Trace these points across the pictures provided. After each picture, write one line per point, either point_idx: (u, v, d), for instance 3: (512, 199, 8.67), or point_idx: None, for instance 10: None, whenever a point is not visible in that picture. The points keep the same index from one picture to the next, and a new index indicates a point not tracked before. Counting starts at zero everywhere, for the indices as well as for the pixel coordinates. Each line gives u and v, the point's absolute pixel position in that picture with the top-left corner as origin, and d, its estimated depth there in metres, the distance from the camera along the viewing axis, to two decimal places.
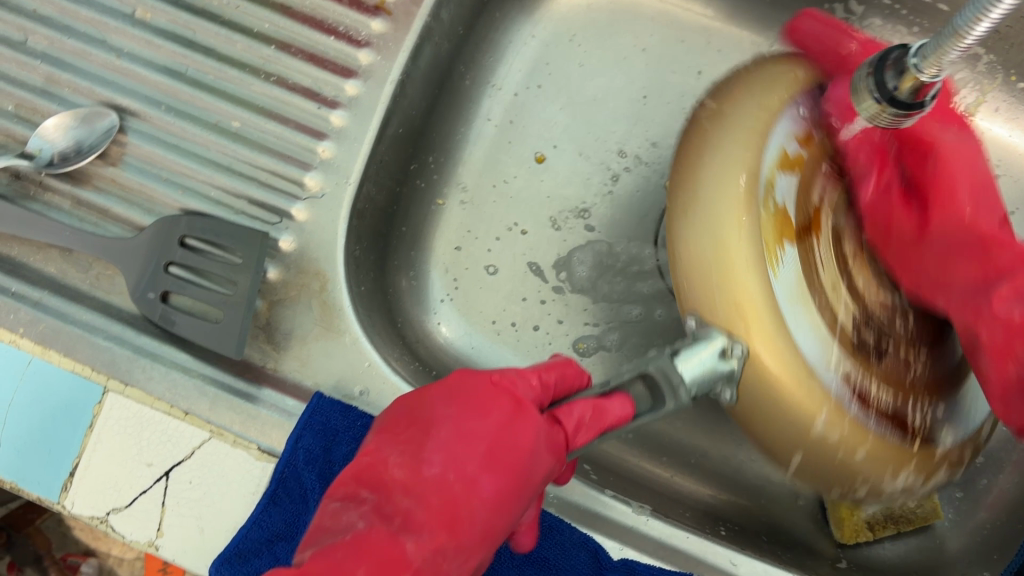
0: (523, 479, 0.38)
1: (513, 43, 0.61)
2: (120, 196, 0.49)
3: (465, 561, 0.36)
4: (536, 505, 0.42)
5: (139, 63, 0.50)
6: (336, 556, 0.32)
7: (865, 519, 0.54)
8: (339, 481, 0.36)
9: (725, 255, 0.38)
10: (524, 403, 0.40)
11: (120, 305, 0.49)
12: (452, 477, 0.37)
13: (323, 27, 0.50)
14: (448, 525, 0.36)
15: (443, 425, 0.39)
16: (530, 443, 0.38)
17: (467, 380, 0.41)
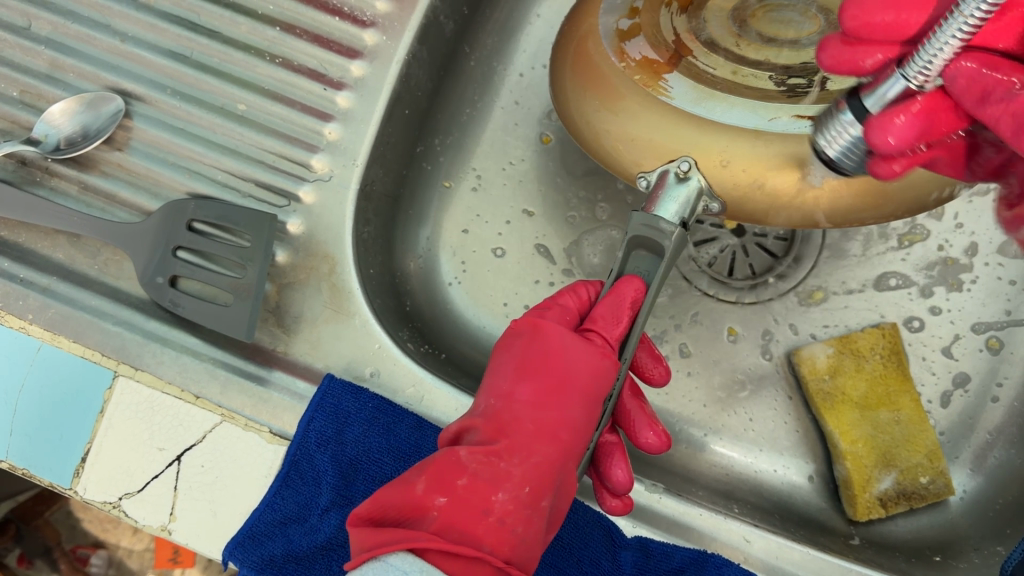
0: (561, 379, 0.38)
1: (518, 22, 0.60)
2: (127, 181, 0.49)
3: (525, 459, 0.37)
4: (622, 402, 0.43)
5: (143, 47, 0.49)
6: (402, 478, 0.36)
7: (878, 495, 0.55)
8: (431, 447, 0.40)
9: (638, 131, 0.41)
10: (541, 321, 0.40)
11: (128, 290, 0.49)
12: (496, 402, 0.39)
13: (328, 8, 0.50)
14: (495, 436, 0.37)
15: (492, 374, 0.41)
16: (559, 345, 0.39)
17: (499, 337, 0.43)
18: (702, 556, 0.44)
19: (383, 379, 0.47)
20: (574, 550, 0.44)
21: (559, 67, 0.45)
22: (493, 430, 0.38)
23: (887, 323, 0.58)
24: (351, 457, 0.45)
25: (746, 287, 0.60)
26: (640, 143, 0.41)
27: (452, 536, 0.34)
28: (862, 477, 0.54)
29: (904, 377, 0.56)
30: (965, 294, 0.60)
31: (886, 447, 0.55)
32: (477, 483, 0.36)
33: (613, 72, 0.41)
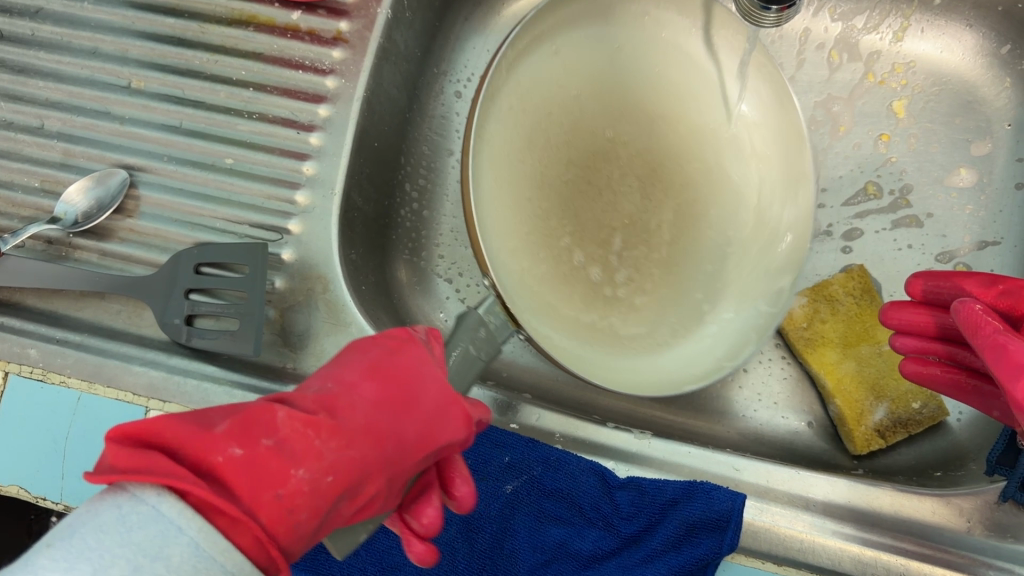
0: (383, 457, 0.38)
1: (469, 57, 0.66)
2: (139, 242, 0.55)
3: (269, 502, 0.33)
4: (359, 487, 0.37)
5: (140, 124, 0.56)
6: (225, 451, 0.33)
7: (875, 427, 0.57)
8: (272, 417, 0.36)
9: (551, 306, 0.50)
10: (418, 400, 0.41)
11: (151, 335, 0.55)
12: (301, 467, 0.35)
13: (292, 64, 0.56)
14: (271, 482, 0.34)
15: (368, 348, 0.43)
16: (433, 433, 0.40)
17: (404, 372, 0.41)
18: (692, 486, 0.47)
19: None
20: (575, 498, 0.48)
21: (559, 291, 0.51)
22: (322, 406, 0.38)
23: (855, 265, 0.61)
24: None
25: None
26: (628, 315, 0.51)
27: (285, 506, 0.34)
28: (854, 412, 0.57)
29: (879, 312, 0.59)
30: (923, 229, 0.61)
31: (873, 379, 0.58)
32: (293, 460, 0.35)
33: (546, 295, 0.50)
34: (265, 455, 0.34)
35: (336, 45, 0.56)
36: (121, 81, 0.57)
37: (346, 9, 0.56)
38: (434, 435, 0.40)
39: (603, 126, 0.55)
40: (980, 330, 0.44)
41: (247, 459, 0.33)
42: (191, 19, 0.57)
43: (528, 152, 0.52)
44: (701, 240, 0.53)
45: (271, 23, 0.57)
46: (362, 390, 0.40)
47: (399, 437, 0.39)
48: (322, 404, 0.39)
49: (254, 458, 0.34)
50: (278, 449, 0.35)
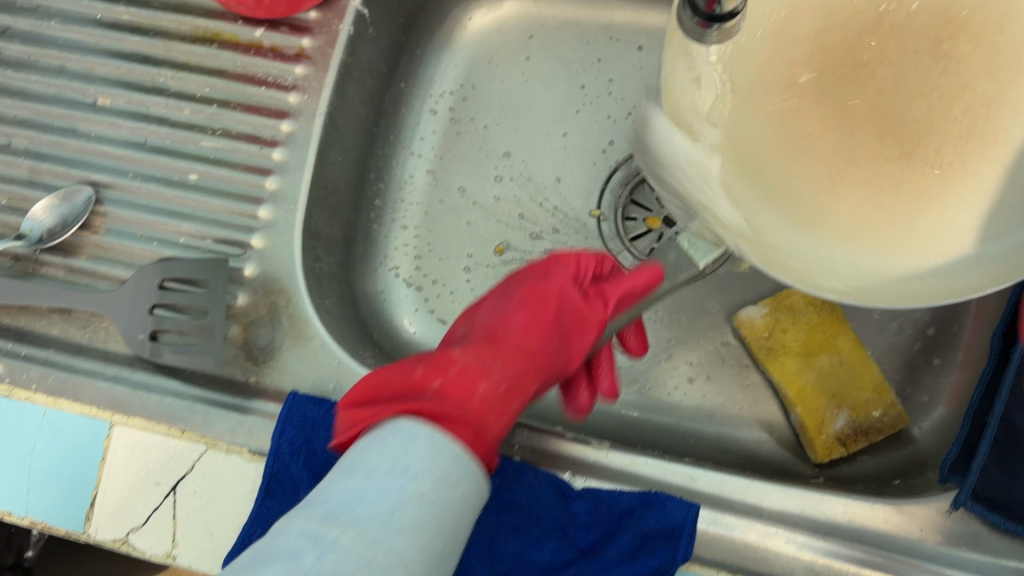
0: (533, 351, 0.47)
1: (436, 72, 0.67)
2: (105, 257, 0.56)
3: (459, 410, 0.41)
4: (505, 368, 0.45)
5: (106, 141, 0.57)
6: (407, 369, 0.42)
7: (836, 435, 0.57)
8: (435, 356, 0.44)
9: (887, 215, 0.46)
10: (551, 293, 0.51)
11: (116, 350, 0.55)
12: (472, 371, 0.43)
13: (254, 80, 0.57)
14: (464, 393, 0.42)
15: (502, 292, 0.52)
16: (562, 301, 0.51)
17: (541, 301, 0.50)
18: (647, 494, 0.47)
19: (346, 390, 0.53)
20: (532, 510, 0.48)
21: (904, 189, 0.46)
22: (486, 338, 0.48)
23: None
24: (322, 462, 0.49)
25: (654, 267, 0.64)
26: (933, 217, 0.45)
27: (487, 401, 0.42)
28: (815, 420, 0.58)
29: (839, 321, 0.60)
30: None
31: (834, 388, 0.58)
32: (486, 373, 0.44)
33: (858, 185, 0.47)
34: (459, 372, 0.43)
35: (298, 61, 0.57)
36: (88, 98, 0.58)
37: (308, 26, 0.57)
38: (567, 325, 0.51)
39: (867, 35, 0.48)
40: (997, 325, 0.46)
41: (447, 383, 0.42)
42: (156, 37, 0.58)
43: (768, 62, 0.49)
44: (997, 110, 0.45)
45: (235, 40, 0.57)
46: (514, 318, 0.49)
47: (546, 346, 0.48)
48: (485, 337, 0.48)
49: (444, 389, 0.42)
50: (456, 372, 0.43)
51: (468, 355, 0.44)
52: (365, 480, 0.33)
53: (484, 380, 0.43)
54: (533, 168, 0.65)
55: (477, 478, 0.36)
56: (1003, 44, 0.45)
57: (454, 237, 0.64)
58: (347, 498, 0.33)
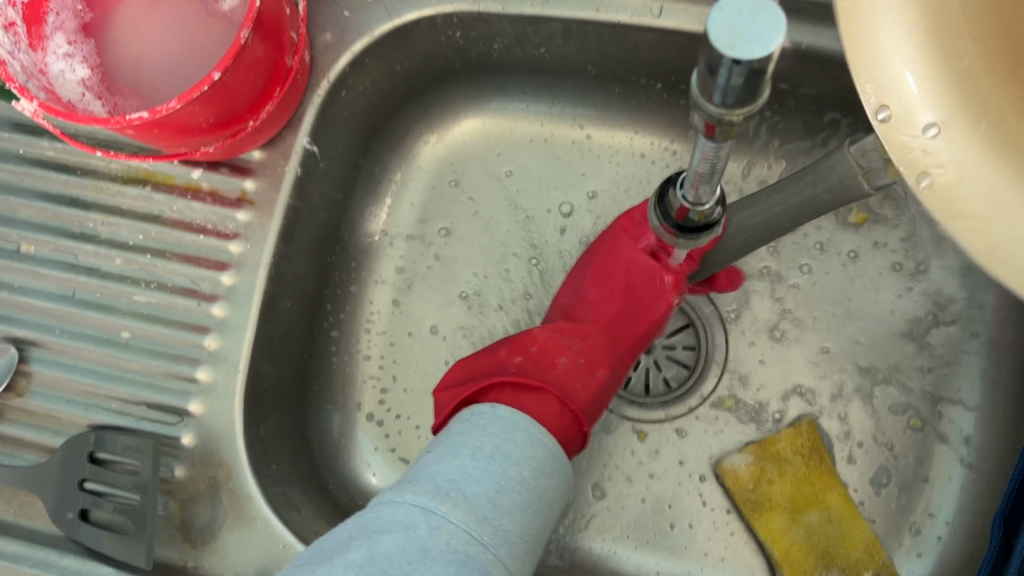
0: (610, 327, 0.49)
1: (398, 192, 0.62)
2: (31, 423, 0.51)
3: (546, 373, 0.45)
4: (582, 347, 0.47)
5: (31, 293, 0.52)
6: (477, 364, 0.47)
7: None
8: (509, 349, 0.47)
9: None
10: (628, 262, 0.48)
11: (44, 528, 0.50)
12: (563, 363, 0.46)
13: (193, 227, 0.52)
14: (536, 370, 0.45)
15: (579, 271, 0.52)
16: (631, 270, 0.48)
17: (610, 250, 0.50)
18: None
19: None
20: None
21: None
22: (566, 317, 0.50)
23: (804, 420, 0.57)
24: None
25: (634, 404, 0.60)
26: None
27: (563, 379, 0.45)
28: None
29: (827, 472, 0.56)
30: (874, 377, 0.58)
31: (823, 547, 0.54)
32: (567, 350, 0.47)
33: None
34: (528, 363, 0.46)
35: (241, 207, 0.52)
36: (10, 244, 0.53)
37: (251, 167, 0.52)
38: (642, 284, 0.48)
39: None
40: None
41: (527, 360, 0.46)
42: (84, 177, 0.53)
43: None
44: None
45: (170, 181, 0.53)
46: (590, 296, 0.50)
47: (620, 314, 0.49)
48: (566, 318, 0.50)
49: (521, 371, 0.45)
50: (534, 356, 0.46)
51: (547, 329, 0.48)
52: (470, 464, 0.37)
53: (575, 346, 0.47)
54: (502, 296, 0.60)
55: (561, 470, 0.40)
56: None
57: (420, 370, 0.60)
58: (455, 475, 0.36)
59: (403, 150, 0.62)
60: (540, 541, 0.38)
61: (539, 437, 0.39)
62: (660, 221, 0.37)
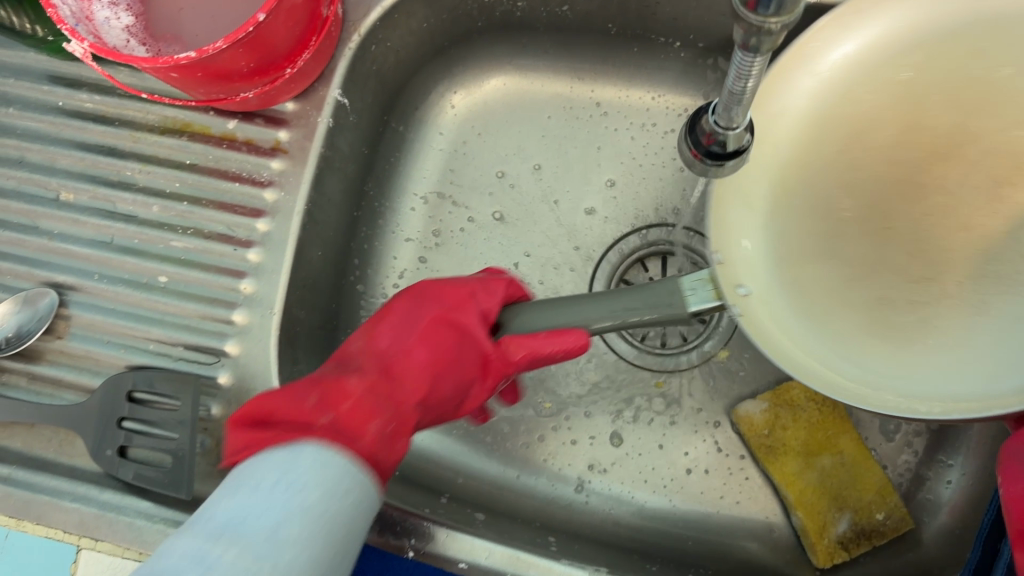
0: (416, 389, 0.46)
1: (421, 151, 0.64)
2: (70, 364, 0.53)
3: (353, 438, 0.41)
4: (397, 413, 0.45)
5: (70, 240, 0.54)
6: (297, 394, 0.42)
7: (837, 539, 0.55)
8: (253, 410, 0.41)
9: (866, 309, 0.44)
10: (461, 322, 0.48)
11: (83, 466, 0.52)
12: (326, 423, 0.41)
13: (229, 175, 0.54)
14: (360, 420, 0.42)
15: (407, 319, 0.49)
16: (468, 343, 0.48)
17: (409, 310, 0.49)
18: None
19: None
20: None
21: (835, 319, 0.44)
22: (323, 385, 0.43)
23: None
24: None
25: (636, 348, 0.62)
26: (916, 349, 0.42)
27: (372, 449, 0.41)
28: (817, 524, 0.55)
29: (839, 418, 0.58)
30: None
31: (836, 490, 0.56)
32: (371, 406, 0.43)
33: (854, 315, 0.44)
34: (287, 408, 0.41)
35: (274, 155, 0.54)
36: (49, 193, 0.55)
37: (285, 117, 0.54)
38: (444, 374, 0.48)
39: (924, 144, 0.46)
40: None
41: (336, 422, 0.41)
42: (122, 127, 0.55)
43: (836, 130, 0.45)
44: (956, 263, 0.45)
45: (206, 132, 0.54)
46: (414, 354, 0.47)
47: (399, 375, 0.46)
48: (382, 371, 0.46)
49: (330, 428, 0.41)
50: (334, 407, 0.42)
51: (308, 386, 0.43)
52: (255, 498, 0.34)
53: (412, 394, 0.46)
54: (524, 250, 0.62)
55: (366, 494, 0.38)
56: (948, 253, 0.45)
57: None
58: (235, 514, 0.33)
59: (426, 109, 0.64)
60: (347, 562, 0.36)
61: (346, 467, 0.37)
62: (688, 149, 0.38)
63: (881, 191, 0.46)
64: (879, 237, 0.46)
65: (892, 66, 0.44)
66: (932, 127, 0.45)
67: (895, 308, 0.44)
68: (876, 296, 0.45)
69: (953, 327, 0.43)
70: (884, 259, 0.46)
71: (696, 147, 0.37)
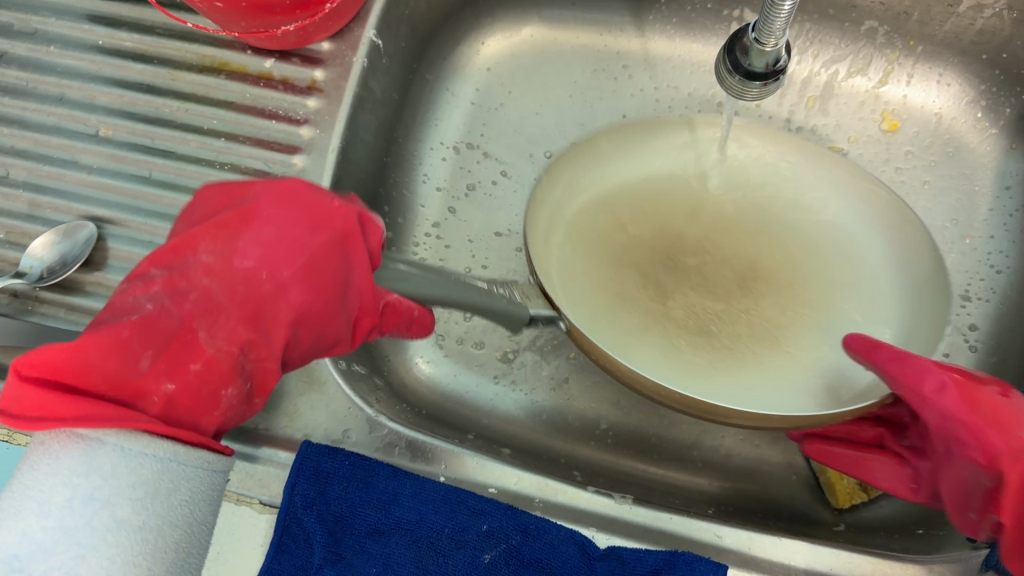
0: (325, 313, 0.43)
1: (448, 101, 0.65)
2: (108, 296, 0.53)
3: (122, 366, 0.36)
4: (249, 347, 0.40)
5: (109, 175, 0.55)
6: (121, 342, 0.36)
7: (856, 480, 0.56)
8: (138, 322, 0.37)
9: (670, 351, 0.51)
10: (353, 235, 0.44)
11: None
12: (215, 351, 0.39)
13: (265, 113, 0.55)
14: (168, 356, 0.38)
15: (266, 240, 0.41)
16: (327, 263, 0.43)
17: (291, 230, 0.42)
18: (673, 556, 0.46)
19: (357, 438, 0.51)
20: (555, 570, 0.46)
21: (648, 339, 0.51)
22: (249, 305, 0.40)
23: None
24: (337, 513, 0.48)
25: None
26: (720, 370, 0.51)
27: (202, 405, 0.39)
28: (836, 465, 0.57)
29: None
30: None
31: None
32: (201, 334, 0.39)
33: (650, 343, 0.51)
34: (178, 333, 0.38)
35: (310, 94, 0.55)
36: (89, 129, 0.56)
37: (322, 57, 0.55)
38: (274, 310, 0.41)
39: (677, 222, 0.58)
40: (937, 405, 0.47)
41: (180, 389, 0.38)
42: (161, 66, 0.56)
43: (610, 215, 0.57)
44: (784, 329, 0.54)
45: (244, 70, 0.56)
46: (291, 295, 0.41)
47: (312, 284, 0.42)
48: (246, 313, 0.40)
49: (148, 374, 0.37)
50: (170, 358, 0.38)
51: (148, 339, 0.37)
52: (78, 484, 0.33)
53: (286, 335, 0.41)
54: None
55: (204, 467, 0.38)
56: (779, 316, 0.54)
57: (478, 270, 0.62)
58: (22, 548, 0.32)
59: (455, 60, 0.65)
60: (203, 542, 0.39)
61: (198, 466, 0.38)
62: (727, 71, 0.39)
63: (661, 248, 0.57)
64: (619, 299, 0.53)
65: (602, 205, 0.57)
66: (689, 230, 0.58)
67: (692, 340, 0.52)
68: (652, 328, 0.52)
69: (812, 352, 0.52)
70: (670, 325, 0.53)
71: (734, 70, 0.39)
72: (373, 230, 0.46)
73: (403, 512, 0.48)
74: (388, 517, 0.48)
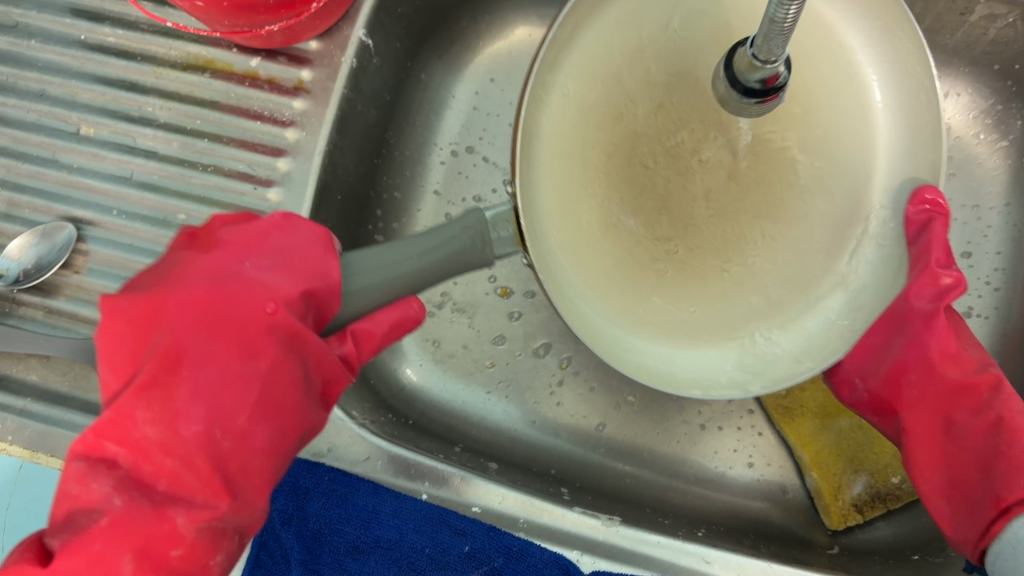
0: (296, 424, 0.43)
1: (442, 102, 0.63)
2: (87, 300, 0.52)
3: (119, 531, 0.37)
4: (250, 490, 0.40)
5: (89, 175, 0.54)
6: (100, 542, 0.36)
7: (852, 501, 0.55)
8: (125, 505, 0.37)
9: (627, 273, 0.47)
10: (300, 333, 0.43)
11: (99, 400, 0.51)
12: (204, 517, 0.38)
13: (250, 114, 0.53)
14: (167, 538, 0.37)
15: (194, 388, 0.39)
16: (285, 378, 0.42)
17: (211, 367, 0.40)
18: None
19: (340, 453, 0.49)
20: None
21: (608, 267, 0.47)
22: (195, 462, 0.38)
23: None
24: (315, 530, 0.47)
25: None
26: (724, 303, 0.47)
27: (183, 572, 0.38)
28: (831, 486, 0.55)
29: None
30: None
31: (852, 452, 0.56)
32: (184, 503, 0.38)
33: (643, 272, 0.47)
34: (156, 512, 0.38)
35: (297, 95, 0.53)
36: (70, 127, 0.54)
37: (309, 57, 0.53)
38: (273, 443, 0.41)
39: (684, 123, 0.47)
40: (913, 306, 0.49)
41: (181, 559, 0.38)
42: (144, 63, 0.54)
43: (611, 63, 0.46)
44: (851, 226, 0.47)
45: (229, 69, 0.54)
46: (255, 435, 0.41)
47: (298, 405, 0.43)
48: (216, 479, 0.39)
49: (141, 556, 0.37)
50: (154, 544, 0.37)
51: (122, 541, 0.37)
52: None
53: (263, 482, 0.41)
54: None
55: None
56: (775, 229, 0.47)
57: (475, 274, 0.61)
58: None
59: (450, 59, 0.63)
60: None
61: None
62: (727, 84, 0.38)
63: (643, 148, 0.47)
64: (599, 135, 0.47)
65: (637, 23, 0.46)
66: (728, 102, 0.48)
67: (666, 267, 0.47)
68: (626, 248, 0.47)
69: (787, 268, 0.47)
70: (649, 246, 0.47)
71: (732, 84, 0.37)
72: (325, 303, 0.45)
73: (383, 531, 0.47)
74: (368, 536, 0.47)
